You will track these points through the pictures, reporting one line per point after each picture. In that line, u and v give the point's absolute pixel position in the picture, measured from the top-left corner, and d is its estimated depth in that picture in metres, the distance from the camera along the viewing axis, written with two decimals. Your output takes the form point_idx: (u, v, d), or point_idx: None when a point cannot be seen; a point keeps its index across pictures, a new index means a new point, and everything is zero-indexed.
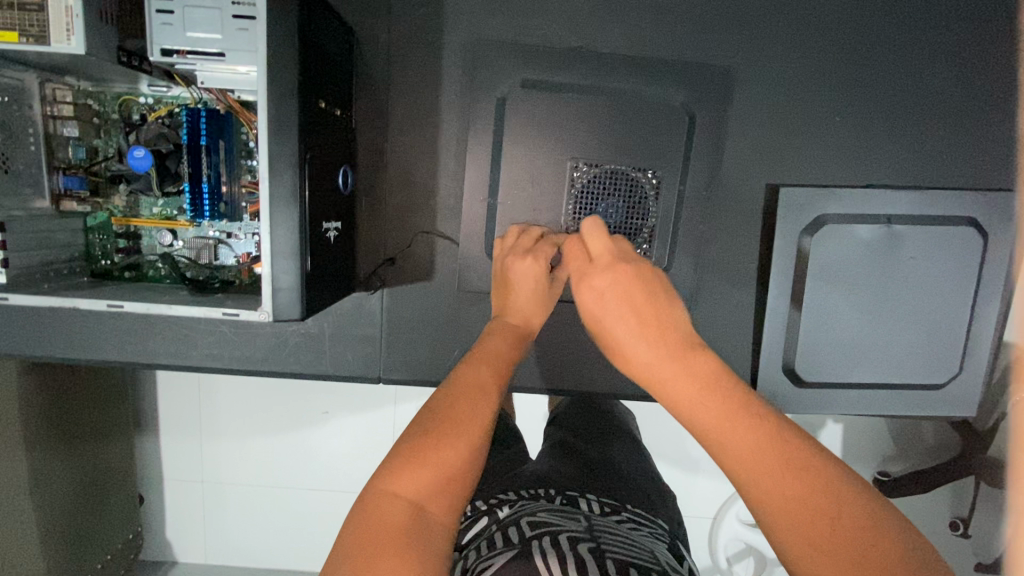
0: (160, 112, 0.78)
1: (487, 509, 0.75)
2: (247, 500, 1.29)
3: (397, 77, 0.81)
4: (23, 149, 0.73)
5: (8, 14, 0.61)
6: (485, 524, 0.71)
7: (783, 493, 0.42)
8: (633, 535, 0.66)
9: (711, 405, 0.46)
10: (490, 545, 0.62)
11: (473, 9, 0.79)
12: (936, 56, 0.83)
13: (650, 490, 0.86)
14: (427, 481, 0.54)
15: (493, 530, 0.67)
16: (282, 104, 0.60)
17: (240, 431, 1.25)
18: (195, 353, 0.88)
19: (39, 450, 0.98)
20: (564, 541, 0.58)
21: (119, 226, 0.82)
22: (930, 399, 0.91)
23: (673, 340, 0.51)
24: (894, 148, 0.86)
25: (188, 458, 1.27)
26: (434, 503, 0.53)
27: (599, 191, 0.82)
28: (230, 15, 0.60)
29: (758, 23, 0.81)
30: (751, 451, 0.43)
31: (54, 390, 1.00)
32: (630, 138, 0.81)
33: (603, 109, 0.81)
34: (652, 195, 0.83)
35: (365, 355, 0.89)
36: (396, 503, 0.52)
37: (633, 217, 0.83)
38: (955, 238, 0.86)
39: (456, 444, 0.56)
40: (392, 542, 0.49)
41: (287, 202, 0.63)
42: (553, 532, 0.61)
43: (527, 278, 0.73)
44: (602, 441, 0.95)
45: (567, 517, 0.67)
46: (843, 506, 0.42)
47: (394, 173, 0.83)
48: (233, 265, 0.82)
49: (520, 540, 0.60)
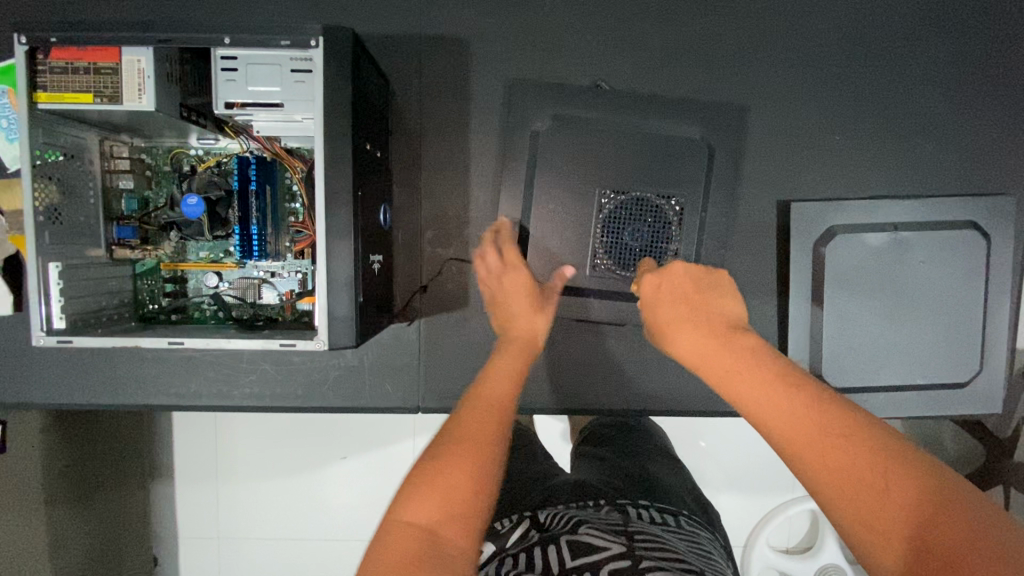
0: (209, 163, 0.83)
1: (527, 515, 0.76)
2: (267, 551, 1.26)
3: (429, 119, 0.87)
4: (84, 203, 0.77)
5: (85, 78, 0.67)
6: (526, 535, 0.70)
7: (822, 445, 0.49)
8: (686, 550, 0.65)
9: (745, 369, 0.58)
10: (529, 562, 0.62)
11: (498, 54, 0.87)
12: (920, 79, 0.91)
13: (697, 508, 0.85)
14: (440, 503, 0.52)
15: (532, 545, 0.66)
16: (338, 147, 0.65)
17: (265, 476, 1.24)
18: (236, 393, 0.90)
19: (60, 509, 0.99)
20: (607, 572, 0.57)
21: (168, 270, 0.85)
22: (955, 398, 0.94)
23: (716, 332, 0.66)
24: (891, 162, 0.92)
25: (206, 508, 1.25)
26: (446, 529, 0.51)
27: (625, 217, 0.86)
28: (289, 70, 0.67)
29: (756, 56, 0.90)
30: (784, 408, 0.53)
31: (75, 445, 1.03)
32: (651, 165, 0.86)
33: (624, 138, 0.86)
34: (675, 221, 0.87)
35: (403, 383, 0.91)
36: (410, 531, 0.50)
37: (657, 240, 0.87)
38: (960, 242, 0.91)
39: (467, 461, 0.55)
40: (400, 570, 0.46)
41: (342, 236, 0.67)
42: (593, 561, 0.59)
43: (520, 287, 0.80)
44: (644, 463, 0.93)
45: (611, 537, 0.65)
46: (870, 452, 0.48)
47: (429, 207, 0.89)
48: (277, 303, 0.85)
49: (561, 572, 0.58)
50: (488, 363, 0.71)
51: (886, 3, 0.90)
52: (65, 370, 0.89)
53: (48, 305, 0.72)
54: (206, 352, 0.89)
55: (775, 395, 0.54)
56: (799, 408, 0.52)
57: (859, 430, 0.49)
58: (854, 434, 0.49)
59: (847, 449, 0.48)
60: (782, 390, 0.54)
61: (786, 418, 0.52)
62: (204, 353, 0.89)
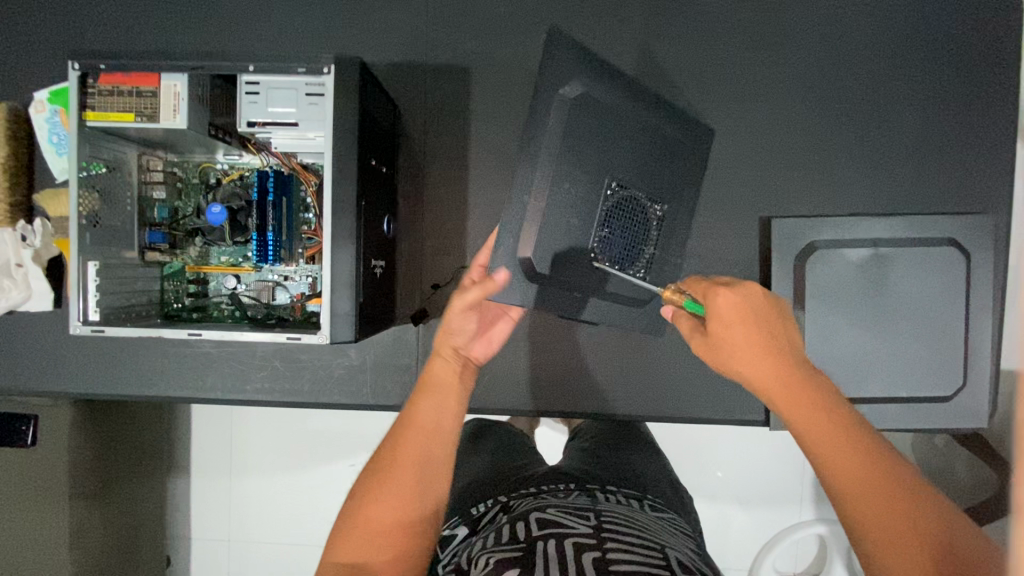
0: (233, 176, 0.91)
1: (503, 499, 0.85)
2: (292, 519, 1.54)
3: (432, 139, 0.95)
4: (121, 210, 0.86)
5: (128, 100, 0.77)
6: (497, 518, 0.80)
7: (878, 510, 0.55)
8: (646, 528, 0.74)
9: (826, 433, 0.58)
10: (499, 538, 0.71)
11: (496, 79, 0.94)
12: (897, 103, 0.96)
13: (668, 489, 0.96)
14: (393, 510, 0.64)
15: (504, 523, 0.75)
16: (344, 160, 0.73)
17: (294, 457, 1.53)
18: (248, 387, 0.97)
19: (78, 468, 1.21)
20: (568, 545, 0.65)
21: (192, 273, 0.93)
22: (940, 412, 0.95)
23: (795, 376, 0.62)
24: (871, 181, 0.96)
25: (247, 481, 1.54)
26: (400, 533, 0.63)
27: (622, 212, 0.88)
28: (304, 94, 0.75)
29: (736, 82, 0.95)
30: (851, 474, 0.56)
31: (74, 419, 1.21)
32: (644, 165, 0.89)
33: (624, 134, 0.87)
34: (654, 225, 0.91)
35: (402, 383, 0.96)
36: (366, 528, 0.63)
37: (638, 241, 0.90)
38: (940, 258, 0.94)
39: (412, 479, 0.65)
40: (371, 544, 0.63)
41: (345, 240, 0.74)
42: (557, 535, 0.67)
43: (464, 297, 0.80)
44: (620, 455, 1.01)
45: (577, 517, 0.73)
46: (917, 516, 0.54)
47: (430, 218, 0.96)
48: (288, 304, 0.92)
49: (526, 542, 0.67)
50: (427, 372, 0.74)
51: (861, 34, 0.95)
52: (94, 361, 0.97)
53: (85, 298, 0.81)
54: (223, 348, 0.97)
55: (848, 463, 0.57)
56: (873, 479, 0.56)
57: (906, 498, 0.55)
58: (899, 501, 0.55)
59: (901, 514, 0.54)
60: (851, 460, 0.57)
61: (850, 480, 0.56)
62: (220, 349, 0.97)
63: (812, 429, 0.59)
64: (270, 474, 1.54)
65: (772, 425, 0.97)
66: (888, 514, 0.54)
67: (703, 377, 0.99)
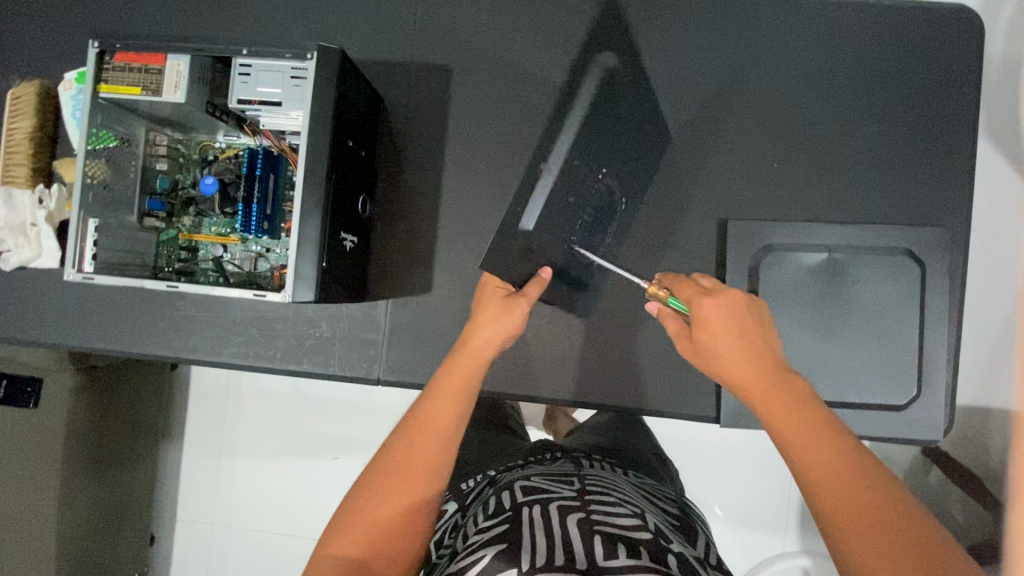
0: (229, 154, 1.00)
1: (494, 475, 0.95)
2: (272, 500, 1.59)
3: (411, 130, 1.03)
4: (125, 177, 0.94)
5: (137, 76, 0.86)
6: (485, 492, 0.88)
7: (862, 513, 0.61)
8: (627, 491, 0.82)
9: (813, 440, 0.65)
10: (488, 509, 0.76)
11: (474, 78, 1.02)
12: (856, 116, 1.00)
13: (655, 463, 1.08)
14: (399, 501, 0.70)
15: (490, 495, 0.82)
16: (318, 136, 0.81)
17: (283, 438, 1.59)
18: (225, 351, 1.03)
19: (76, 430, 1.25)
20: (553, 509, 0.71)
21: (185, 240, 1.01)
22: (894, 420, 0.95)
23: (770, 380, 0.70)
24: (828, 191, 1.00)
25: (235, 458, 1.61)
26: (405, 525, 0.70)
27: (598, 199, 0.94)
28: (290, 76, 0.84)
29: (699, 90, 1.01)
30: (833, 479, 0.63)
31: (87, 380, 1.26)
32: (613, 158, 0.95)
33: (618, 130, 0.95)
34: (615, 211, 0.98)
35: (368, 357, 1.02)
36: (370, 519, 0.69)
37: (602, 222, 0.98)
38: (894, 267, 0.96)
39: (420, 478, 0.72)
40: (366, 529, 0.69)
41: (313, 208, 0.81)
42: (541, 501, 0.73)
43: (491, 301, 0.84)
44: (604, 436, 1.13)
45: (561, 484, 0.79)
46: (897, 519, 0.60)
47: (405, 204, 1.03)
48: (268, 273, 0.99)
49: (511, 507, 0.73)
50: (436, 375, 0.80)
51: (823, 51, 1.00)
52: (88, 318, 1.05)
53: (82, 249, 0.90)
54: (206, 313, 1.04)
55: (829, 467, 0.63)
56: (857, 484, 0.62)
57: (889, 501, 0.61)
58: (884, 506, 0.61)
59: (885, 517, 0.60)
60: (835, 464, 0.64)
61: (836, 485, 0.63)
62: (203, 314, 1.04)
63: (795, 435, 0.66)
64: (253, 454, 1.60)
65: (723, 421, 0.99)
66: (874, 519, 0.60)
67: (657, 372, 1.02)
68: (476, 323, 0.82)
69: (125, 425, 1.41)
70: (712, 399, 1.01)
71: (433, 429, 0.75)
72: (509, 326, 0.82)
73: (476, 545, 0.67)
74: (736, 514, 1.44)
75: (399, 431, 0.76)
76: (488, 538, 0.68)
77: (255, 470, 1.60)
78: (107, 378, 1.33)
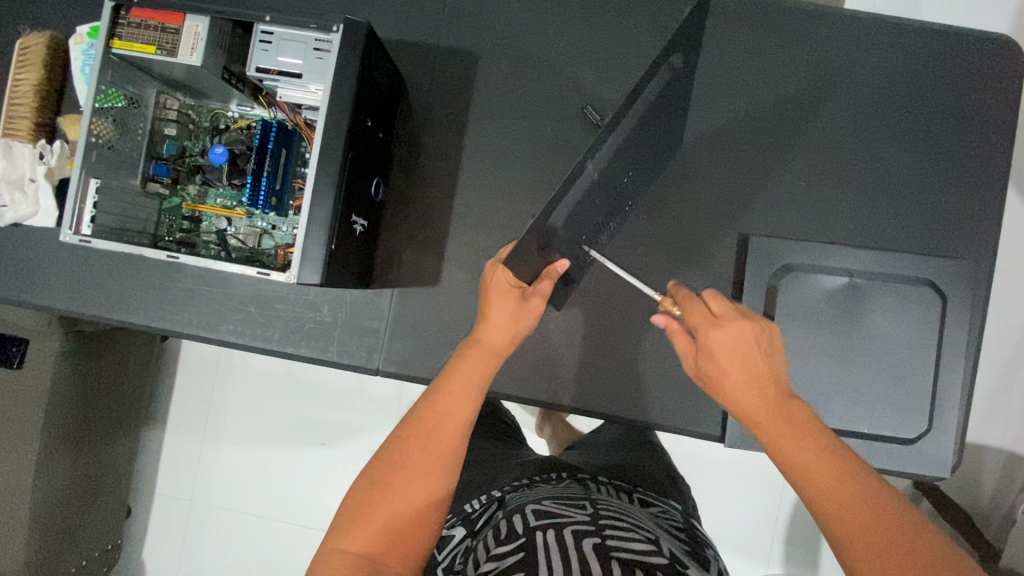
0: (241, 124, 0.97)
1: (499, 497, 0.93)
2: (256, 484, 1.55)
3: (431, 116, 0.99)
4: (131, 138, 0.91)
5: (152, 34, 0.83)
6: (495, 516, 0.85)
7: (862, 522, 0.61)
8: (636, 515, 0.80)
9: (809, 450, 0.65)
10: (498, 535, 0.73)
11: (501, 67, 0.99)
12: (887, 139, 0.97)
13: (666, 483, 1.06)
14: (405, 501, 0.69)
15: (500, 518, 0.79)
16: (337, 113, 0.78)
17: (272, 421, 1.56)
18: (221, 327, 1.00)
19: (61, 395, 1.20)
20: (568, 535, 0.68)
21: (188, 210, 0.97)
22: (902, 454, 0.93)
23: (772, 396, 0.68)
24: (854, 214, 0.97)
25: (221, 438, 1.57)
26: (420, 524, 0.69)
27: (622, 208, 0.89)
28: (312, 48, 0.81)
29: (730, 100, 0.98)
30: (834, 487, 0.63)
31: (74, 346, 1.21)
32: (651, 166, 0.87)
33: (668, 136, 0.86)
34: (624, 218, 0.94)
35: (369, 346, 0.98)
36: (377, 518, 0.68)
37: (614, 228, 0.93)
38: (914, 298, 0.94)
39: (425, 476, 0.70)
40: (378, 527, 0.67)
41: (326, 188, 0.78)
42: (555, 525, 0.70)
43: (501, 286, 0.78)
44: (613, 455, 1.12)
45: (573, 508, 0.77)
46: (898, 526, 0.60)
47: (419, 191, 1.00)
48: (272, 251, 0.95)
49: (525, 531, 0.70)
50: (448, 370, 0.77)
51: (862, 70, 0.97)
52: (82, 282, 1.02)
53: (80, 210, 0.86)
54: (205, 287, 1.01)
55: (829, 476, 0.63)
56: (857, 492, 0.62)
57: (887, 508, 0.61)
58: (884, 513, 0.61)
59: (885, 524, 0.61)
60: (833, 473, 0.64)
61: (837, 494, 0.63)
62: (202, 288, 1.01)
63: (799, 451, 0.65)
64: (240, 435, 1.57)
65: (727, 442, 0.97)
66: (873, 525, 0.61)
67: (663, 385, 0.99)
68: (488, 315, 0.78)
69: (111, 391, 1.37)
70: (718, 417, 0.99)
71: (446, 427, 0.73)
72: (520, 325, 0.79)
73: (492, 574, 0.64)
74: (725, 534, 1.42)
75: (408, 427, 0.73)
76: (502, 566, 0.65)
77: (241, 451, 1.56)
78: (95, 343, 1.28)
